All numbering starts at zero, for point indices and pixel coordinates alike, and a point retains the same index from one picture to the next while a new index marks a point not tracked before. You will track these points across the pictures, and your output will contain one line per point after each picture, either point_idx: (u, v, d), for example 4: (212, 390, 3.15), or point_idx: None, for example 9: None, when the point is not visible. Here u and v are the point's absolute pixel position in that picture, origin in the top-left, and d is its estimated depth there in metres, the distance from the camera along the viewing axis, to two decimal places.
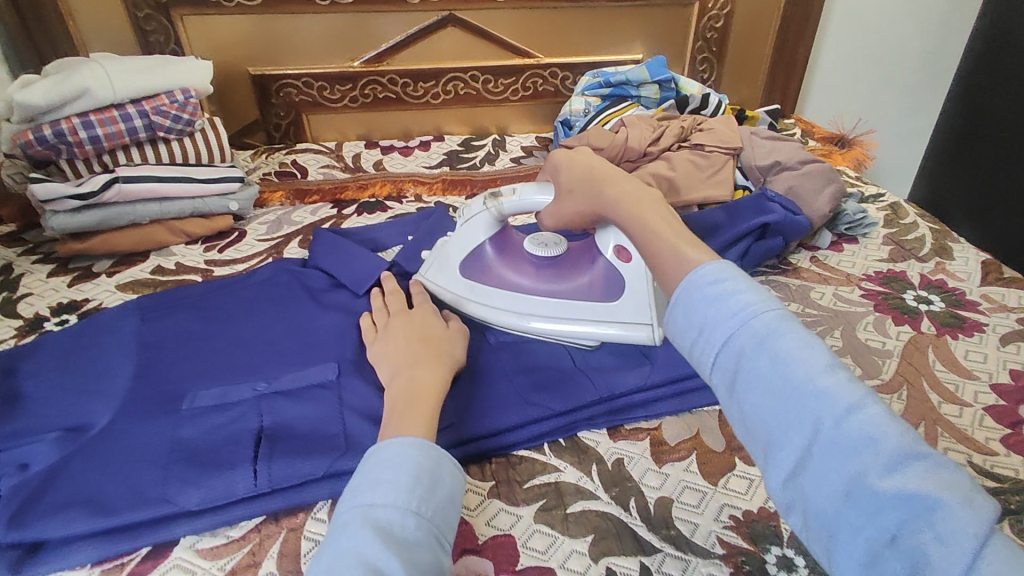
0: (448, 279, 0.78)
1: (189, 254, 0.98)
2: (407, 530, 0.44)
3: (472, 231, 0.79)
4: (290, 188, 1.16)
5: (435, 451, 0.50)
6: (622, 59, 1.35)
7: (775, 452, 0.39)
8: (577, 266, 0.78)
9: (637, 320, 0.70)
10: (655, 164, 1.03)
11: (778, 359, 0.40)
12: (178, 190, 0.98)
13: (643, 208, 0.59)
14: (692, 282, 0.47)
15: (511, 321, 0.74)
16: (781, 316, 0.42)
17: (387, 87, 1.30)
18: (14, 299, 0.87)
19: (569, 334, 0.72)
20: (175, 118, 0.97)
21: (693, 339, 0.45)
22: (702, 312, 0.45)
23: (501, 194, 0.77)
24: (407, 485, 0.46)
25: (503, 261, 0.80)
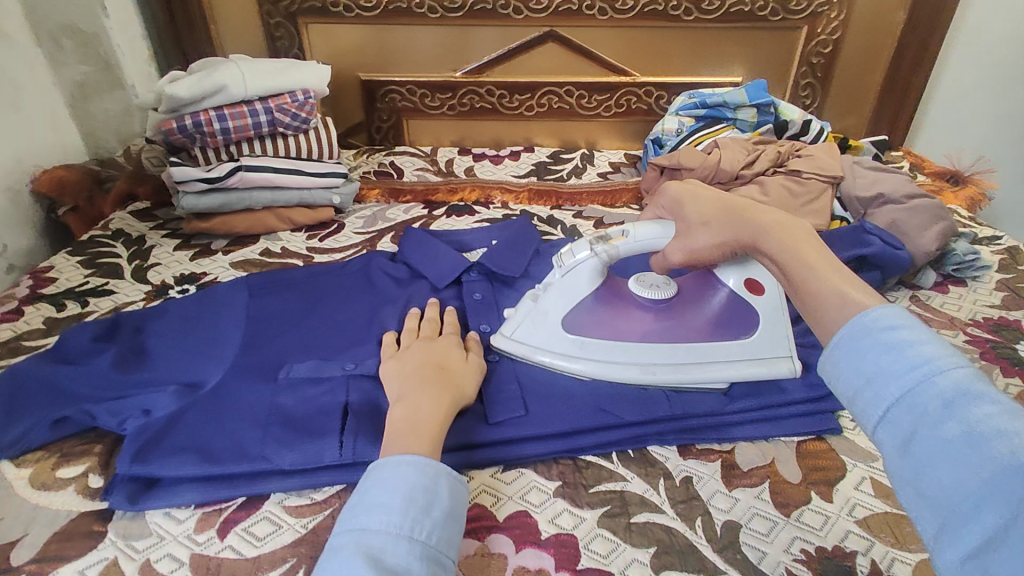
0: (546, 338, 0.71)
1: (293, 240, 1.07)
2: (397, 555, 0.46)
3: (573, 282, 0.72)
4: (386, 187, 1.24)
5: (431, 470, 0.52)
6: (721, 81, 1.33)
7: (958, 526, 0.36)
8: (692, 306, 0.74)
9: (775, 354, 0.70)
10: (747, 189, 1.02)
11: (969, 424, 0.37)
12: (290, 181, 1.07)
13: (801, 246, 0.58)
14: (860, 327, 0.46)
15: (635, 375, 0.69)
16: (976, 376, 0.39)
17: (484, 97, 1.36)
18: (144, 267, 0.98)
19: (706, 378, 0.68)
20: (294, 116, 1.07)
21: (858, 388, 0.44)
22: (874, 361, 0.43)
23: (612, 237, 0.72)
24: (399, 508, 0.49)
25: (608, 313, 0.73)
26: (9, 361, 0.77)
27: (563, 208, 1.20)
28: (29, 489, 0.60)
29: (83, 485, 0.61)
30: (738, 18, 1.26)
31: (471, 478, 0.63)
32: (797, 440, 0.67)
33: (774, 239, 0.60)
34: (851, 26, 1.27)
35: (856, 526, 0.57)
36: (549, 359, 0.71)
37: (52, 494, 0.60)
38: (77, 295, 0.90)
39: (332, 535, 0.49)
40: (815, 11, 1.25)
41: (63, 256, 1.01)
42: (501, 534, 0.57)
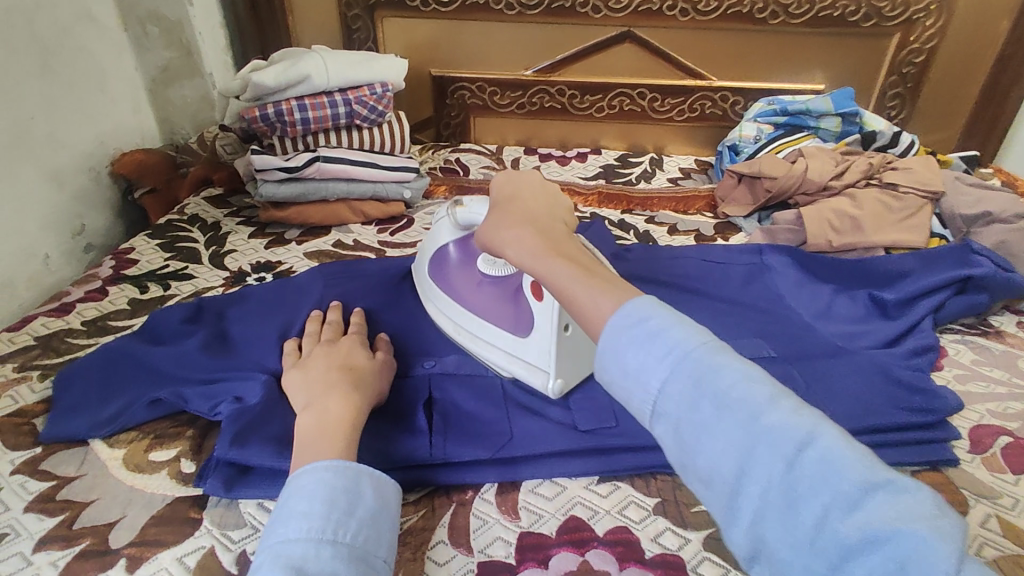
0: (421, 272, 0.78)
1: (364, 234, 1.06)
2: (322, 559, 0.44)
3: (438, 232, 0.77)
4: (454, 184, 1.22)
5: (351, 471, 0.50)
6: (802, 88, 1.29)
7: (733, 502, 0.39)
8: (515, 297, 0.70)
9: (536, 364, 0.66)
10: (838, 200, 0.98)
11: (719, 398, 0.40)
12: (366, 173, 1.07)
13: (550, 245, 0.57)
14: (622, 320, 0.45)
15: (450, 330, 0.74)
16: (713, 347, 0.43)
17: (555, 97, 1.34)
18: (222, 253, 0.99)
19: (486, 358, 0.70)
20: (372, 108, 1.06)
21: (622, 383, 0.44)
22: (632, 356, 0.44)
23: (455, 203, 0.72)
24: (321, 513, 0.46)
25: (464, 269, 0.75)
26: (98, 340, 0.78)
27: (635, 213, 1.17)
28: (124, 470, 0.60)
29: (176, 470, 0.60)
30: (827, 24, 1.22)
31: (563, 489, 0.60)
32: None
33: (521, 233, 0.59)
34: (947, 36, 1.22)
35: None
36: (420, 291, 0.79)
37: (147, 477, 0.59)
38: (159, 278, 0.91)
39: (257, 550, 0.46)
40: (909, 18, 1.20)
41: (143, 238, 1.02)
42: (601, 549, 0.54)
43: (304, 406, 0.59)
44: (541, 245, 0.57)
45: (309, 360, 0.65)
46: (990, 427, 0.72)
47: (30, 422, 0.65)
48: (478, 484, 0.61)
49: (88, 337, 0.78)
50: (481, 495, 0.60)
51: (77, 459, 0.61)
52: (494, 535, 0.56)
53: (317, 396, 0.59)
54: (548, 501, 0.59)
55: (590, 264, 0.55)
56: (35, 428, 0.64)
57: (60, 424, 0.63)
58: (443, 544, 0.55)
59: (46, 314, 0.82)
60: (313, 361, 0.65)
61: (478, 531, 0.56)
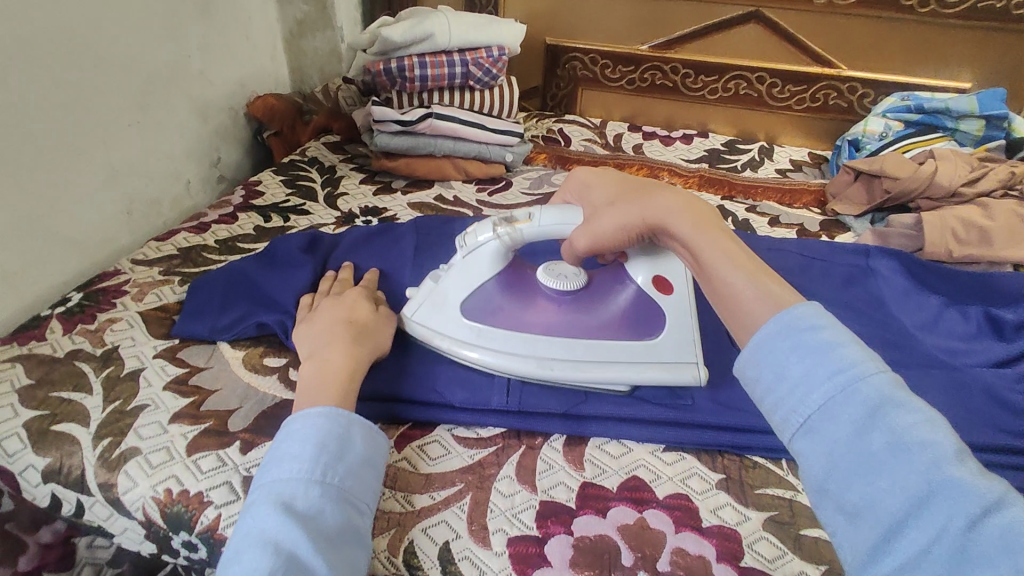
0: (447, 324, 0.67)
1: (465, 191, 1.11)
2: (310, 499, 0.48)
3: (475, 264, 0.68)
4: (554, 153, 1.26)
5: (342, 419, 0.54)
6: (943, 86, 1.19)
7: (883, 541, 0.37)
8: (602, 298, 0.69)
9: (680, 360, 0.64)
10: (967, 208, 0.92)
11: (891, 433, 0.39)
12: (472, 134, 1.11)
13: (711, 227, 0.57)
14: (780, 326, 0.46)
15: (531, 370, 0.64)
16: (894, 382, 0.41)
17: (667, 75, 1.31)
18: (335, 194, 1.07)
19: (599, 380, 0.64)
20: (487, 71, 1.10)
21: (778, 394, 0.44)
22: (795, 364, 0.44)
23: (517, 219, 0.66)
24: (310, 457, 0.50)
25: (512, 300, 0.68)
26: (227, 258, 0.88)
27: (735, 200, 1.14)
28: (243, 368, 0.69)
29: (285, 375, 0.68)
30: (983, 17, 1.11)
31: (629, 450, 0.62)
32: None
33: (682, 223, 0.57)
34: None
35: None
36: (445, 344, 0.67)
37: (261, 377, 0.68)
38: (280, 211, 1.00)
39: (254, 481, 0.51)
40: None
41: (269, 173, 1.12)
42: (659, 510, 0.56)
43: (309, 339, 0.64)
44: (697, 227, 0.57)
45: (317, 314, 0.67)
46: None
47: (170, 317, 0.75)
48: (547, 433, 0.64)
49: (219, 254, 0.88)
50: (549, 443, 0.63)
51: (205, 354, 0.71)
52: (558, 479, 0.59)
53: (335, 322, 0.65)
54: (613, 459, 0.61)
55: (738, 246, 0.56)
56: (173, 323, 0.74)
57: (191, 322, 0.73)
58: (509, 478, 0.59)
59: (187, 230, 0.93)
60: (321, 313, 0.67)
61: (543, 473, 0.60)
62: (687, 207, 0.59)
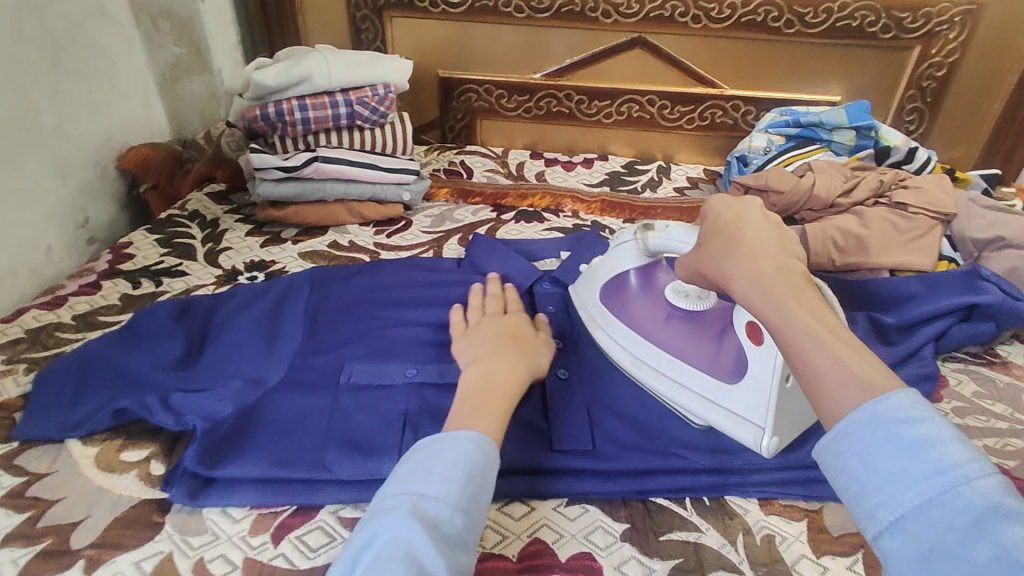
0: (589, 295, 0.77)
1: (361, 235, 1.06)
2: (452, 528, 0.46)
3: (620, 255, 0.75)
4: (455, 187, 1.23)
5: (488, 451, 0.51)
6: (816, 100, 1.25)
7: None
8: (707, 334, 0.68)
9: (746, 416, 0.59)
10: (844, 218, 0.94)
11: (996, 544, 0.33)
12: (364, 175, 1.07)
13: (785, 293, 0.48)
14: (866, 414, 0.40)
15: (624, 362, 0.69)
16: (1003, 488, 0.35)
17: (562, 101, 1.32)
18: (216, 251, 0.99)
19: (679, 404, 0.64)
20: (374, 110, 1.06)
21: (871, 488, 0.39)
22: (888, 457, 0.38)
23: (651, 228, 0.70)
24: (458, 483, 0.48)
25: (643, 296, 0.74)
26: (86, 335, 0.79)
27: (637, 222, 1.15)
28: (95, 469, 0.61)
29: (145, 471, 0.61)
30: (843, 34, 1.18)
31: (531, 509, 0.59)
32: None
33: (750, 285, 0.51)
34: (970, 50, 1.17)
35: None
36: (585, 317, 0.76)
37: (116, 477, 0.60)
38: (152, 274, 0.92)
39: (384, 487, 0.49)
40: (932, 30, 1.16)
41: (142, 233, 1.03)
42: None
43: (470, 364, 0.64)
44: (780, 286, 0.49)
45: (478, 331, 0.70)
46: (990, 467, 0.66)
47: (9, 416, 0.66)
48: None
49: (76, 332, 0.79)
50: None
51: (51, 456, 0.63)
52: None
53: (484, 356, 0.64)
54: (513, 521, 0.58)
55: (826, 314, 0.47)
56: (13, 422, 0.65)
57: (35, 422, 0.64)
58: None
59: (39, 307, 0.84)
60: (483, 330, 0.70)
61: None
62: (773, 260, 0.51)
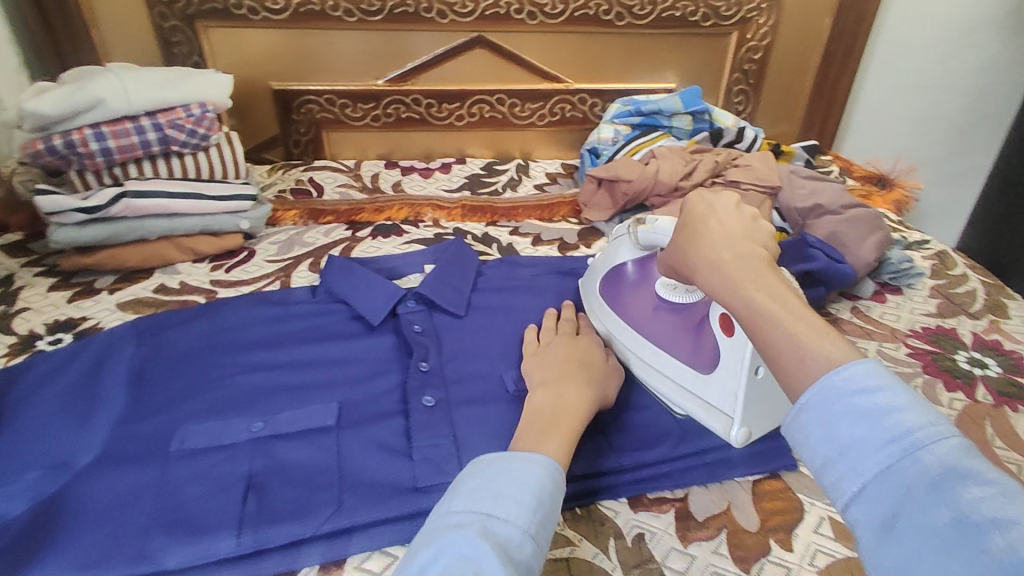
0: (588, 286, 0.80)
1: (194, 273, 0.94)
2: (523, 554, 0.43)
3: (614, 249, 0.77)
4: (304, 206, 1.13)
5: (557, 477, 0.49)
6: (655, 88, 1.30)
7: None
8: (690, 328, 0.69)
9: (717, 405, 0.62)
10: (687, 201, 0.99)
11: (958, 510, 0.32)
12: (189, 206, 0.94)
13: (748, 274, 0.46)
14: (826, 388, 0.39)
15: (616, 348, 0.73)
16: (962, 450, 0.34)
17: (411, 107, 1.27)
18: (10, 314, 0.84)
19: (659, 388, 0.67)
20: (190, 132, 0.94)
21: (831, 459, 0.38)
22: (849, 426, 0.37)
23: (642, 222, 0.72)
24: (529, 506, 0.46)
25: (638, 287, 0.75)
26: None
27: (499, 225, 1.13)
28: None
29: None
30: (669, 24, 1.23)
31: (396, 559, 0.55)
32: (753, 481, 0.63)
33: (721, 272, 0.48)
34: (779, 33, 1.27)
35: None
36: (586, 307, 0.80)
37: None
38: None
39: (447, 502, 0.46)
40: (745, 16, 1.24)
41: None
42: None
43: (537, 386, 0.63)
44: (740, 272, 0.47)
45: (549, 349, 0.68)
46: None
47: None
48: (295, 569, 0.54)
49: None
50: None
51: None
52: None
53: (555, 381, 0.62)
54: None
55: (784, 293, 0.45)
56: None
57: None
58: None
59: None
60: (554, 348, 0.69)
61: None
62: (738, 248, 0.49)
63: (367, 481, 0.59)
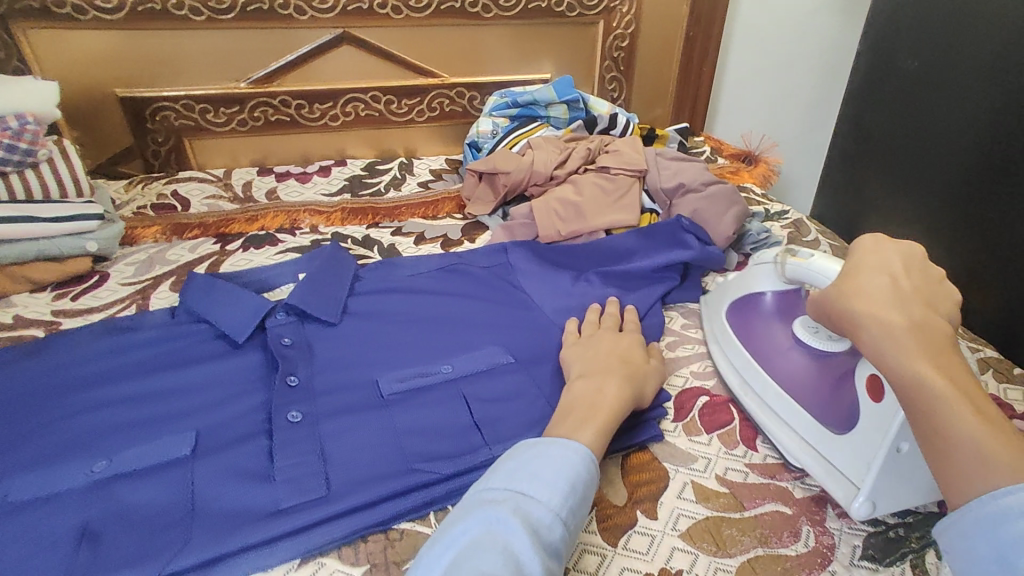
0: (722, 312, 0.78)
1: (33, 305, 0.85)
2: (551, 534, 0.47)
3: (756, 276, 0.74)
4: (166, 222, 1.05)
5: (589, 463, 0.52)
6: (531, 79, 1.32)
7: None
8: (822, 377, 0.64)
9: (846, 470, 0.58)
10: (562, 188, 1.01)
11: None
12: (17, 231, 0.85)
13: (920, 352, 0.48)
14: (980, 511, 0.41)
15: (736, 386, 0.71)
16: None
17: (279, 109, 1.21)
18: None
19: (774, 435, 0.65)
20: (9, 147, 0.85)
21: (994, 573, 0.41)
22: (1016, 552, 0.40)
23: (795, 254, 0.67)
24: (561, 490, 0.49)
25: (771, 321, 0.72)
26: None
27: (381, 226, 1.10)
28: None
29: None
30: (535, 15, 1.25)
31: None
32: (623, 456, 0.64)
33: (890, 349, 0.49)
34: (642, 21, 1.32)
35: (680, 541, 0.56)
36: (711, 333, 0.79)
37: None
38: None
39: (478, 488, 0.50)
40: (608, 6, 1.28)
41: None
42: None
43: (576, 376, 0.64)
44: (918, 345, 0.48)
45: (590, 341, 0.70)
46: (694, 389, 0.73)
47: None
48: None
49: None
50: None
51: None
52: None
53: (592, 372, 0.63)
54: None
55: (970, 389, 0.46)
56: None
57: None
58: None
59: None
60: (596, 342, 0.70)
61: None
62: (912, 315, 0.50)
63: (222, 511, 0.55)
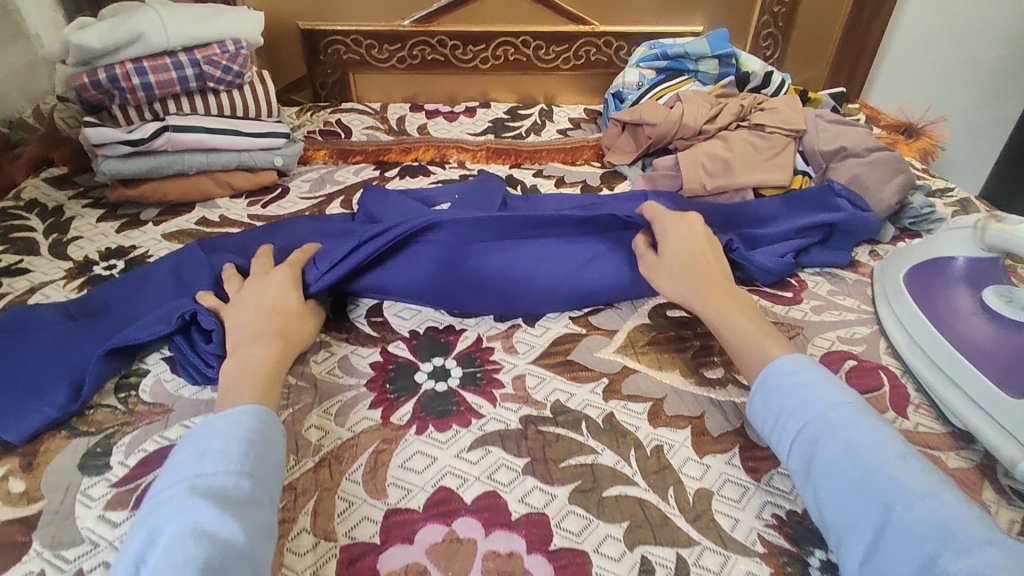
0: (897, 273, 0.77)
1: (233, 208, 0.98)
2: (227, 494, 0.48)
3: (947, 240, 0.74)
4: (333, 147, 1.16)
5: (247, 429, 0.53)
6: (682, 32, 1.29)
7: (853, 533, 0.49)
8: (1004, 345, 0.64)
9: (1016, 432, 0.58)
10: (711, 143, 1.00)
11: (851, 449, 0.51)
12: (226, 141, 0.98)
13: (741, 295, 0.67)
14: (775, 371, 0.58)
15: (900, 341, 0.71)
16: (857, 410, 0.54)
17: (436, 48, 1.27)
18: (64, 241, 0.89)
19: (936, 391, 0.65)
20: (226, 69, 0.97)
21: (771, 425, 0.57)
22: (786, 402, 0.56)
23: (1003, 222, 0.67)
24: (208, 467, 0.49)
25: (955, 285, 0.71)
26: None
27: (523, 167, 1.15)
28: None
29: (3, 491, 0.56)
30: None
31: (434, 460, 0.59)
32: None
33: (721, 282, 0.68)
34: None
35: None
36: (880, 291, 0.79)
37: None
38: None
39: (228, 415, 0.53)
40: None
41: None
42: (468, 517, 0.54)
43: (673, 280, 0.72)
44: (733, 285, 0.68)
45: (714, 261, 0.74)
46: (840, 352, 0.72)
47: None
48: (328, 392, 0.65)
49: None
50: (347, 476, 0.58)
51: None
52: (359, 516, 0.54)
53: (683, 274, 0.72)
54: (417, 475, 0.58)
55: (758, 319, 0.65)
56: None
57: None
58: (305, 532, 0.53)
59: None
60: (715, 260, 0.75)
61: (343, 514, 0.55)
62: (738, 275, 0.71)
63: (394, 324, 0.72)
